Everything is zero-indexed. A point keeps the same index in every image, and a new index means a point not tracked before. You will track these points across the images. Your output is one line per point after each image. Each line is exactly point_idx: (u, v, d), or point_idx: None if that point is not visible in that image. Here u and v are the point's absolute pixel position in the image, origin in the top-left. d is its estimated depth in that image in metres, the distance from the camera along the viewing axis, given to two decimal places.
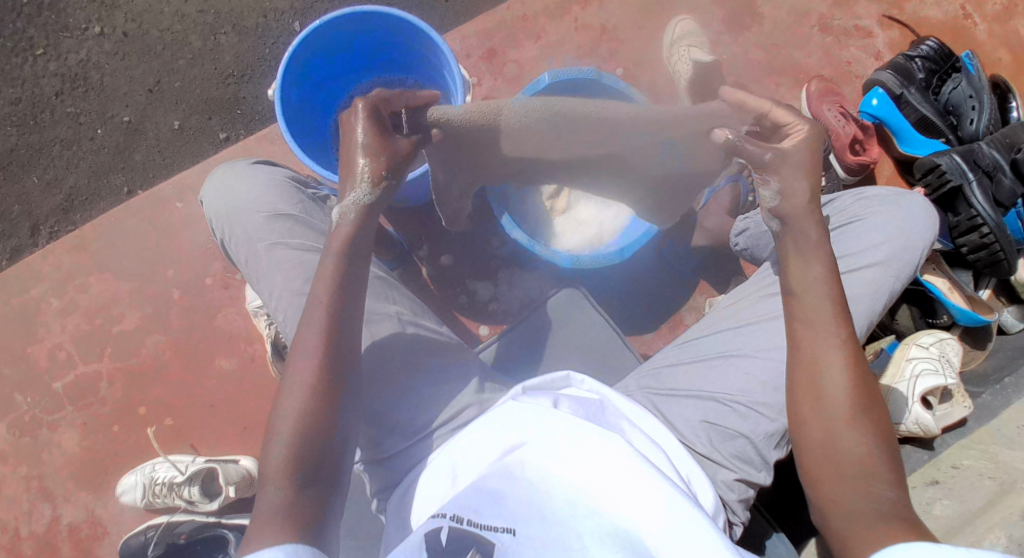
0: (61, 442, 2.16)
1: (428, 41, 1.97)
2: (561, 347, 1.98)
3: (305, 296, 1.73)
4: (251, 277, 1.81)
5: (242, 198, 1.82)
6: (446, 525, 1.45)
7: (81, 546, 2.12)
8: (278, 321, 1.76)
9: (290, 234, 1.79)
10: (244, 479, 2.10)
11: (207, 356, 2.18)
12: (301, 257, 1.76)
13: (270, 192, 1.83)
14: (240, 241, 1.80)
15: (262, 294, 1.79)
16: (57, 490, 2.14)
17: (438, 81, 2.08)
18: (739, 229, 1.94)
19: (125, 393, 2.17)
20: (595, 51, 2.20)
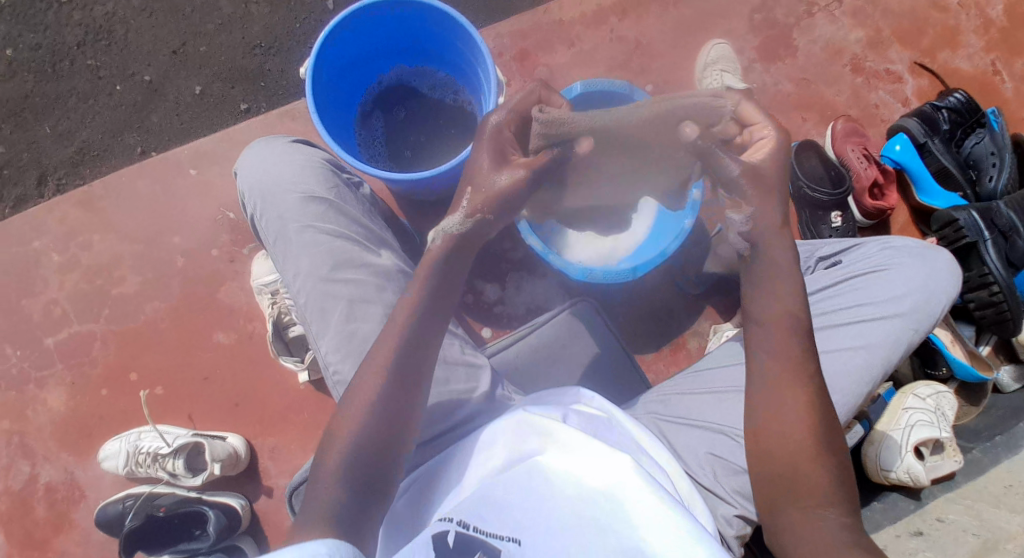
0: (47, 400, 2.14)
1: (468, 39, 1.94)
2: (574, 354, 1.94)
3: (329, 284, 1.72)
4: (276, 255, 1.79)
5: (281, 175, 1.80)
6: (452, 529, 1.44)
7: (59, 506, 2.12)
8: (299, 305, 1.74)
9: (322, 219, 1.76)
10: (230, 456, 2.07)
11: (203, 330, 2.15)
12: (329, 243, 1.74)
13: (306, 173, 1.80)
14: (272, 217, 1.78)
15: (286, 275, 1.77)
16: (39, 448, 2.13)
17: (472, 77, 2.05)
18: None
19: (116, 356, 2.14)
20: (628, 64, 2.18)
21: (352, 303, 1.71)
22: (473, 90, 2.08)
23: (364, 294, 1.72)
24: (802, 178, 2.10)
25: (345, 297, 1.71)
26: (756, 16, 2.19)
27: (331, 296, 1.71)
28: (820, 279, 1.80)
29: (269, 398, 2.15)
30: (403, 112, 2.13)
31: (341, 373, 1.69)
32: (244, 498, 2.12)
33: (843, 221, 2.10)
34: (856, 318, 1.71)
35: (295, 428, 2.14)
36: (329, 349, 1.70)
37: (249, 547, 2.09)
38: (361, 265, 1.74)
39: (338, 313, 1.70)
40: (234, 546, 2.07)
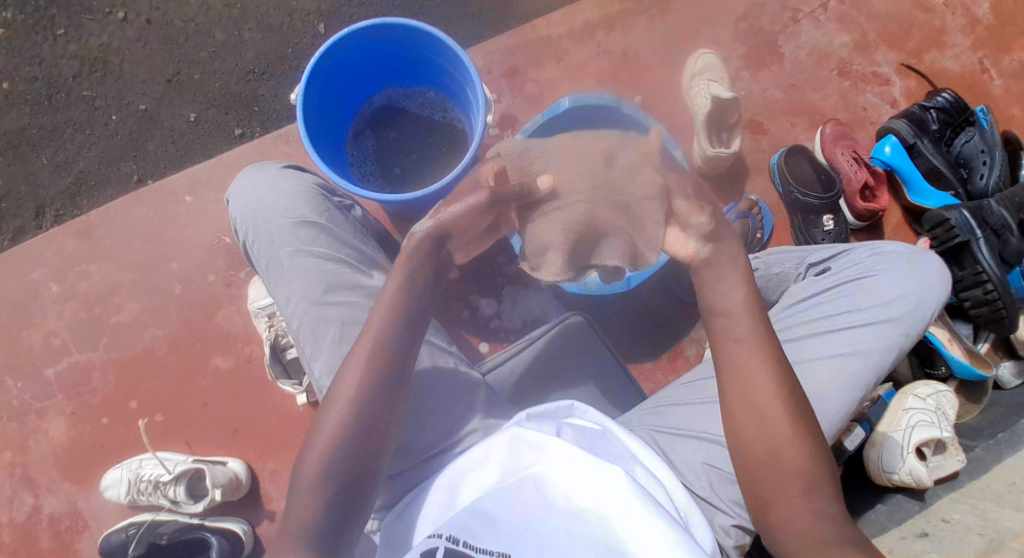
0: (49, 430, 2.15)
1: (458, 62, 1.96)
2: (569, 369, 1.93)
3: (322, 308, 1.72)
4: (269, 280, 1.80)
5: (272, 202, 1.81)
6: (442, 545, 1.44)
7: (62, 536, 2.12)
8: (293, 330, 1.74)
9: (314, 244, 1.77)
10: (231, 481, 2.07)
11: (201, 355, 2.16)
12: (321, 266, 1.75)
13: (297, 199, 1.81)
14: (264, 244, 1.79)
15: (279, 301, 1.77)
16: (41, 479, 2.14)
17: (463, 100, 2.07)
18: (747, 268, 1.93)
19: (116, 384, 2.15)
20: (616, 77, 2.20)
21: (344, 325, 1.71)
22: (464, 112, 2.10)
23: (356, 316, 1.72)
24: (794, 182, 2.09)
25: (338, 320, 1.71)
26: (741, 25, 2.20)
27: (324, 319, 1.71)
28: (812, 285, 1.80)
29: (269, 420, 2.15)
30: (395, 135, 2.15)
31: None
32: (247, 522, 2.12)
33: (835, 224, 2.09)
34: (847, 324, 1.71)
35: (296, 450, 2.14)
36: (322, 371, 1.70)
37: None
38: (353, 286, 1.75)
39: (331, 336, 1.70)
40: None
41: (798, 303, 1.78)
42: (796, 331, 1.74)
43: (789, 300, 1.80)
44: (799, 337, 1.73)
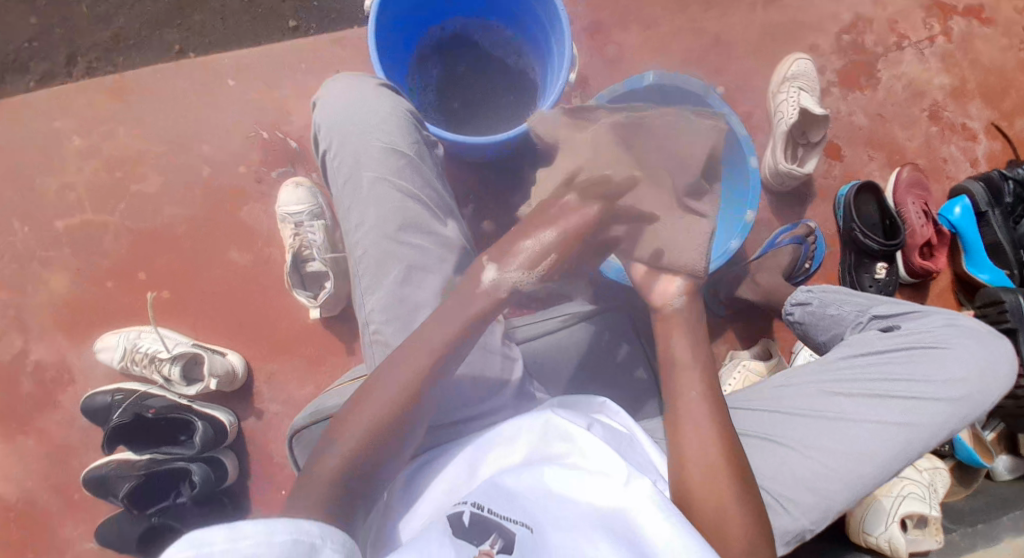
0: (50, 280, 2.16)
1: (553, 17, 1.82)
2: (583, 372, 1.74)
3: (393, 244, 1.62)
4: (341, 200, 1.69)
5: (368, 119, 1.70)
6: (467, 509, 1.41)
7: (45, 386, 2.17)
8: (356, 257, 1.65)
9: (396, 172, 1.67)
10: (226, 373, 2.08)
11: (220, 244, 2.15)
12: (401, 201, 1.65)
13: (393, 122, 1.71)
14: (345, 157, 1.69)
15: (348, 222, 1.67)
16: (34, 327, 2.16)
17: (542, 49, 1.95)
18: (798, 300, 1.83)
19: (125, 252, 2.15)
20: (703, 59, 2.08)
21: (411, 268, 1.61)
22: (539, 61, 1.98)
23: (424, 261, 1.63)
24: (858, 223, 1.99)
25: (404, 261, 1.62)
26: (844, 37, 2.10)
27: (391, 257, 1.62)
28: (875, 340, 1.64)
29: (274, 325, 2.17)
30: (463, 69, 2.04)
31: (381, 334, 1.60)
32: (233, 415, 2.14)
33: (887, 274, 2.02)
34: (905, 393, 1.57)
35: (294, 357, 2.16)
36: (376, 308, 1.61)
37: (229, 461, 2.11)
38: (427, 231, 1.65)
39: (393, 277, 1.61)
40: (215, 458, 2.08)
41: (858, 356, 1.62)
42: (847, 386, 1.59)
43: (848, 348, 1.64)
44: (849, 392, 1.58)
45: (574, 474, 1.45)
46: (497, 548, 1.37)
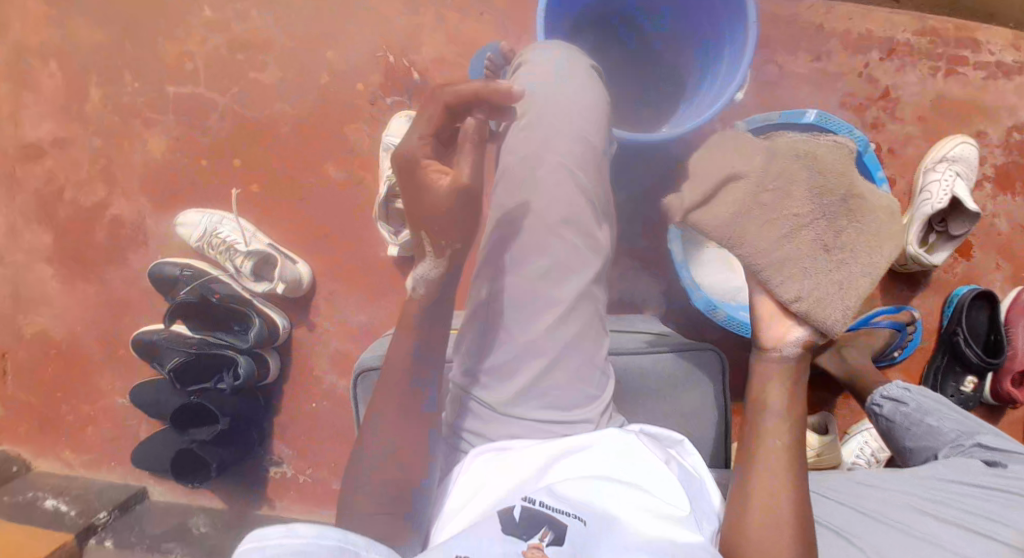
0: (147, 141, 2.23)
1: (732, 9, 1.73)
2: (650, 395, 1.61)
3: (548, 234, 1.46)
4: (506, 158, 1.50)
5: (568, 89, 1.50)
6: (518, 504, 1.33)
7: (117, 240, 2.24)
8: (501, 227, 1.49)
9: (578, 162, 1.48)
10: (293, 281, 2.09)
11: (315, 156, 2.17)
12: (572, 193, 1.47)
13: (591, 102, 1.51)
14: (531, 123, 1.49)
15: (507, 187, 1.49)
16: (121, 181, 2.24)
17: (704, 48, 1.84)
18: (890, 393, 1.76)
19: (226, 133, 2.20)
20: (863, 110, 1.99)
21: (557, 266, 1.46)
22: (698, 62, 1.88)
23: (574, 263, 1.47)
24: (964, 330, 1.94)
25: (550, 254, 1.46)
26: (1014, 132, 2.00)
27: (543, 248, 1.46)
28: (980, 470, 1.59)
29: (345, 245, 2.17)
30: (612, 59, 1.93)
31: (498, 316, 1.46)
32: (289, 321, 2.15)
33: (972, 388, 1.97)
34: (998, 537, 1.51)
35: (358, 283, 2.16)
36: (505, 291, 1.46)
37: (273, 362, 2.13)
38: (586, 234, 1.48)
39: (534, 265, 1.46)
40: (262, 356, 2.10)
41: (958, 482, 1.58)
42: (940, 509, 1.55)
43: (950, 470, 1.60)
44: (942, 517, 1.54)
45: (641, 501, 1.36)
46: (547, 543, 1.28)
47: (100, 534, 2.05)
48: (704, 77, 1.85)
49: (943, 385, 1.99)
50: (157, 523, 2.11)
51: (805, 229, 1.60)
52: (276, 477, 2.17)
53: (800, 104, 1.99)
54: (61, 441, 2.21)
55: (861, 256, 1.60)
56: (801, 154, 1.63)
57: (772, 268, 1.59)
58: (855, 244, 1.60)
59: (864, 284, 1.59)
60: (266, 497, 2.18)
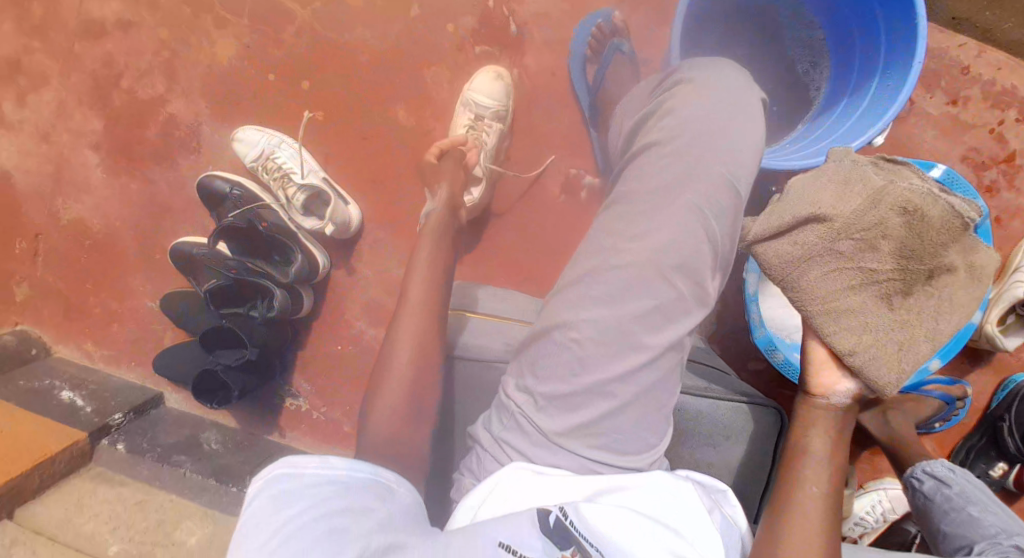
0: (217, 43, 2.19)
1: (897, 38, 1.69)
2: (711, 444, 1.67)
3: (658, 268, 1.44)
4: (638, 172, 1.50)
5: (719, 117, 1.49)
6: (555, 511, 1.36)
7: (169, 140, 2.19)
8: (612, 259, 1.45)
9: (715, 211, 1.45)
10: (342, 224, 2.07)
11: (386, 93, 2.14)
12: (691, 232, 1.44)
13: (739, 138, 1.48)
14: (678, 155, 1.47)
15: (631, 216, 1.47)
16: (182, 80, 2.20)
17: (851, 70, 1.81)
18: (934, 473, 1.92)
19: (303, 53, 2.17)
20: (983, 171, 2.02)
21: (654, 308, 1.44)
22: (836, 81, 1.85)
23: (671, 310, 1.45)
24: (1011, 418, 2.12)
25: (654, 300, 1.44)
26: None
27: (646, 281, 1.44)
28: None
29: (400, 191, 2.15)
30: (744, 51, 1.92)
31: (579, 343, 1.44)
32: (329, 263, 2.14)
33: (1000, 475, 2.17)
34: None
35: (407, 235, 2.15)
36: (591, 317, 1.44)
37: (307, 300, 2.14)
38: (690, 282, 1.45)
39: (635, 307, 1.44)
40: (296, 291, 2.10)
41: None
42: None
43: None
44: None
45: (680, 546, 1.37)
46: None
47: (113, 435, 2.07)
48: (841, 100, 1.81)
49: (974, 463, 2.19)
50: (169, 433, 2.12)
51: (875, 284, 1.57)
52: (292, 409, 2.19)
53: (921, 147, 2.03)
54: (84, 331, 2.21)
55: (928, 322, 1.56)
56: (906, 211, 1.54)
57: (834, 315, 1.60)
58: (926, 309, 1.57)
59: (924, 347, 1.57)
60: (277, 424, 2.20)
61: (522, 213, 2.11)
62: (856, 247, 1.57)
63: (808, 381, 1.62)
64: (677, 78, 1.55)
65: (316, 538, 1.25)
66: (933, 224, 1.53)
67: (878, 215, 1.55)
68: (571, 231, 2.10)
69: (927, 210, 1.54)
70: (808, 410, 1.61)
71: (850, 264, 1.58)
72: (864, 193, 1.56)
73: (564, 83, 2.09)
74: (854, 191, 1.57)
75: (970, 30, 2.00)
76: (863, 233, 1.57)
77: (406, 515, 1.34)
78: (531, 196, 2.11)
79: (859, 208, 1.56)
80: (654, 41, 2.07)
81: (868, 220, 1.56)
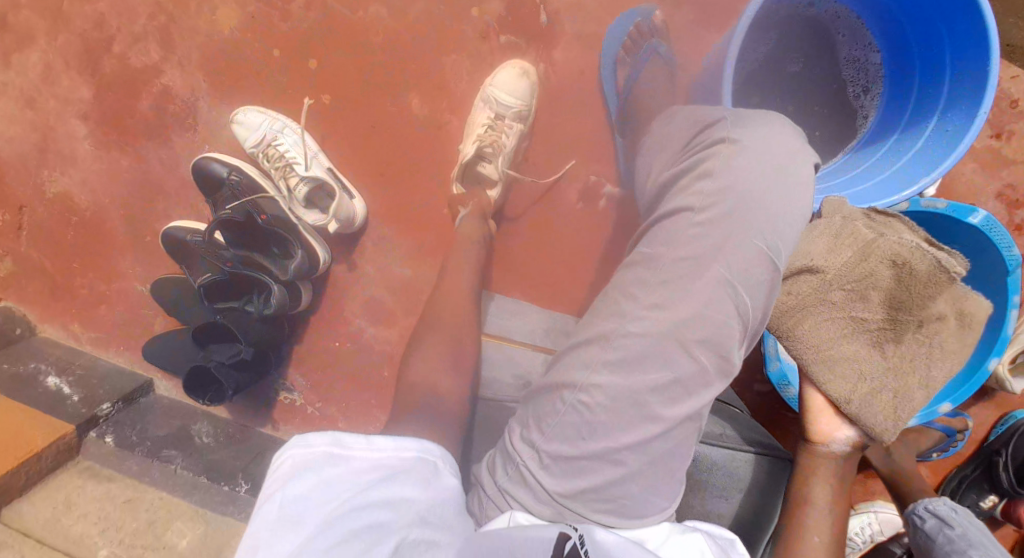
0: (218, 11, 2.02)
1: (965, 82, 1.62)
2: (723, 495, 1.70)
3: (680, 339, 1.39)
4: (669, 237, 1.42)
5: (759, 183, 1.41)
6: (573, 537, 1.37)
7: (163, 114, 2.05)
8: (630, 325, 1.40)
9: (748, 285, 1.40)
10: (346, 221, 1.96)
11: (400, 81, 2.00)
12: (720, 306, 1.39)
13: (780, 205, 1.40)
14: (714, 223, 1.40)
15: (655, 282, 1.41)
16: (178, 48, 2.03)
17: (905, 104, 1.74)
18: (939, 513, 1.87)
19: (311, 30, 2.01)
20: (1016, 208, 1.96)
21: (673, 380, 1.40)
22: (887, 115, 1.78)
23: (690, 384, 1.40)
24: (1006, 454, 2.13)
25: (674, 374, 1.39)
26: None
27: (668, 352, 1.39)
28: None
29: (408, 186, 2.04)
30: (796, 68, 1.81)
31: (593, 411, 1.40)
32: (330, 258, 2.05)
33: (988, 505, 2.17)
34: None
35: (413, 233, 2.05)
36: (607, 384, 1.40)
37: (304, 295, 2.04)
38: (713, 356, 1.40)
39: (652, 379, 1.39)
40: (295, 287, 2.00)
41: None
42: None
43: None
44: None
45: None
46: None
47: (101, 427, 2.00)
48: (891, 134, 1.75)
49: (965, 492, 2.19)
50: (160, 424, 2.04)
51: (867, 328, 1.64)
52: (286, 402, 2.11)
53: (957, 179, 1.97)
54: (71, 311, 2.12)
55: (920, 368, 1.64)
56: (896, 262, 1.59)
57: (828, 362, 1.65)
58: (916, 355, 1.64)
59: (917, 395, 1.64)
60: (271, 417, 2.12)
61: (535, 220, 2.03)
62: (855, 297, 1.62)
63: (809, 428, 1.69)
64: (718, 136, 1.44)
65: (354, 530, 1.29)
66: (921, 278, 1.58)
67: (869, 267, 1.60)
68: (586, 241, 2.02)
69: (915, 263, 1.58)
70: (812, 459, 1.67)
71: (847, 313, 1.63)
72: (860, 243, 1.60)
73: (592, 83, 1.97)
74: (855, 244, 1.60)
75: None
76: (857, 282, 1.61)
77: (447, 502, 1.38)
78: (547, 202, 2.02)
79: (855, 259, 1.60)
80: (690, 45, 1.95)
81: (861, 270, 1.60)
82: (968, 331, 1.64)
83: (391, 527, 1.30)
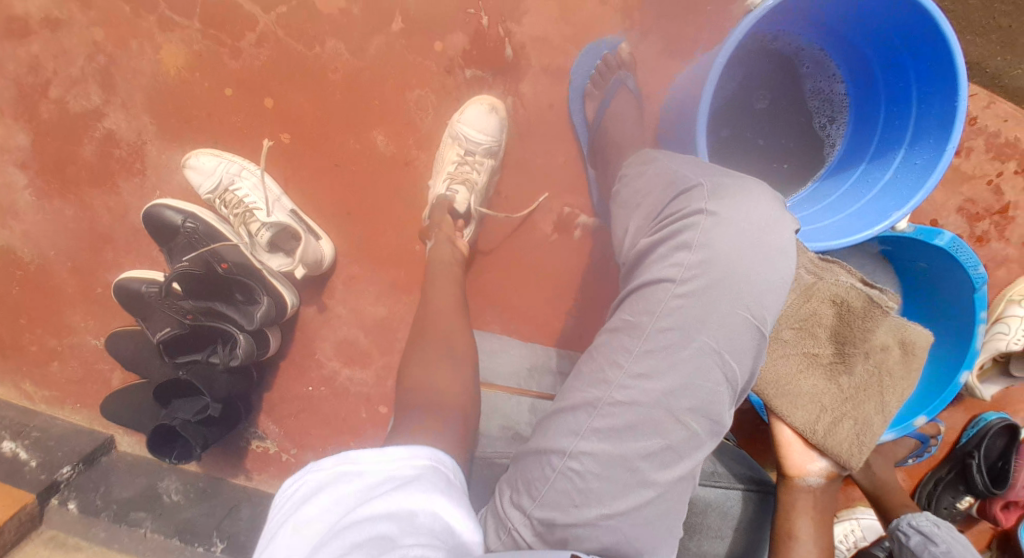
0: (161, 49, 1.92)
1: (933, 113, 1.62)
2: (718, 536, 1.65)
3: (670, 407, 1.37)
4: (653, 307, 1.40)
5: (737, 250, 1.39)
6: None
7: (109, 159, 1.94)
8: (617, 393, 1.38)
9: (734, 352, 1.39)
10: (314, 264, 1.86)
11: (357, 116, 1.92)
12: (706, 372, 1.38)
13: (762, 270, 1.40)
14: (695, 292, 1.38)
15: (639, 351, 1.39)
16: (121, 90, 1.92)
17: (871, 133, 1.74)
18: (927, 530, 1.73)
19: (261, 65, 1.92)
20: (977, 220, 1.96)
21: (665, 447, 1.37)
22: (854, 143, 1.78)
23: (682, 448, 1.38)
24: (980, 455, 1.95)
25: (664, 440, 1.37)
26: None
27: (659, 420, 1.37)
28: None
29: (371, 224, 1.96)
30: (764, 104, 1.79)
31: (586, 481, 1.36)
32: (298, 300, 1.95)
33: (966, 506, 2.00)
34: None
35: (379, 272, 1.97)
36: (597, 454, 1.36)
37: (273, 340, 1.93)
38: (706, 419, 1.38)
39: (643, 446, 1.37)
40: (262, 333, 1.89)
41: None
42: None
43: None
44: None
45: None
46: None
47: (62, 493, 1.91)
48: (859, 164, 1.74)
49: (941, 495, 2.00)
50: (124, 486, 1.94)
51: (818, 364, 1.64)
52: (258, 450, 2.00)
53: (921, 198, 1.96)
54: (21, 369, 2.01)
55: (876, 396, 1.63)
56: (835, 302, 1.62)
57: (790, 395, 1.64)
58: (870, 385, 1.64)
59: (877, 421, 1.63)
60: (243, 467, 2.01)
61: (507, 254, 1.96)
62: (806, 336, 1.64)
63: (783, 463, 1.66)
64: (694, 208, 1.41)
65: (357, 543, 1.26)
66: (858, 313, 1.61)
67: (812, 307, 1.63)
68: (564, 273, 1.95)
69: (852, 300, 1.61)
70: (790, 493, 1.64)
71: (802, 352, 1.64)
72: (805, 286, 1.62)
73: (561, 115, 1.92)
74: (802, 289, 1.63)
75: (980, 74, 1.95)
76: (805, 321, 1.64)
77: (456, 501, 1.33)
78: (519, 236, 1.95)
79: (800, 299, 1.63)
80: (655, 73, 1.91)
81: (806, 312, 1.63)
82: (913, 357, 1.64)
83: (394, 539, 1.27)
